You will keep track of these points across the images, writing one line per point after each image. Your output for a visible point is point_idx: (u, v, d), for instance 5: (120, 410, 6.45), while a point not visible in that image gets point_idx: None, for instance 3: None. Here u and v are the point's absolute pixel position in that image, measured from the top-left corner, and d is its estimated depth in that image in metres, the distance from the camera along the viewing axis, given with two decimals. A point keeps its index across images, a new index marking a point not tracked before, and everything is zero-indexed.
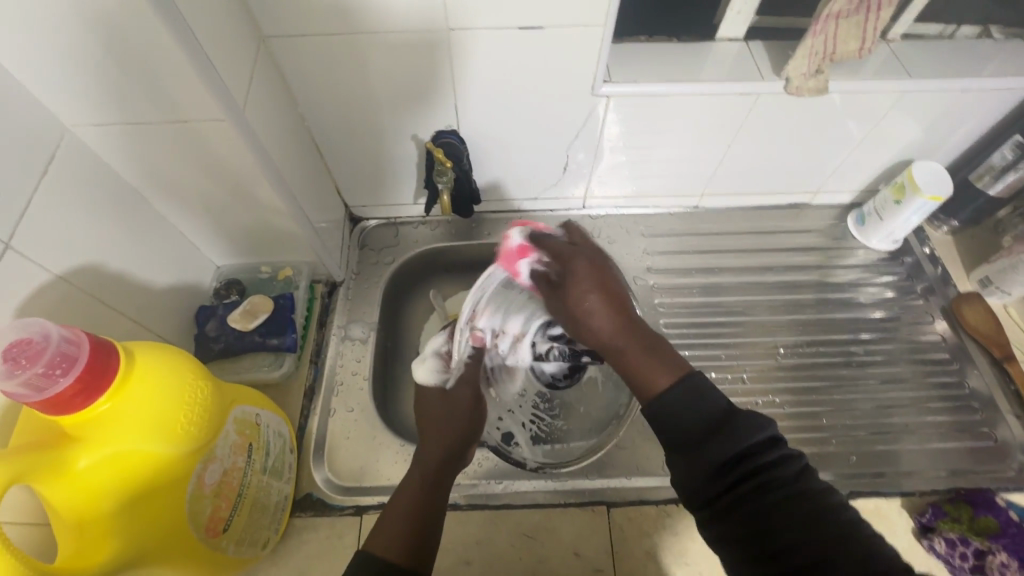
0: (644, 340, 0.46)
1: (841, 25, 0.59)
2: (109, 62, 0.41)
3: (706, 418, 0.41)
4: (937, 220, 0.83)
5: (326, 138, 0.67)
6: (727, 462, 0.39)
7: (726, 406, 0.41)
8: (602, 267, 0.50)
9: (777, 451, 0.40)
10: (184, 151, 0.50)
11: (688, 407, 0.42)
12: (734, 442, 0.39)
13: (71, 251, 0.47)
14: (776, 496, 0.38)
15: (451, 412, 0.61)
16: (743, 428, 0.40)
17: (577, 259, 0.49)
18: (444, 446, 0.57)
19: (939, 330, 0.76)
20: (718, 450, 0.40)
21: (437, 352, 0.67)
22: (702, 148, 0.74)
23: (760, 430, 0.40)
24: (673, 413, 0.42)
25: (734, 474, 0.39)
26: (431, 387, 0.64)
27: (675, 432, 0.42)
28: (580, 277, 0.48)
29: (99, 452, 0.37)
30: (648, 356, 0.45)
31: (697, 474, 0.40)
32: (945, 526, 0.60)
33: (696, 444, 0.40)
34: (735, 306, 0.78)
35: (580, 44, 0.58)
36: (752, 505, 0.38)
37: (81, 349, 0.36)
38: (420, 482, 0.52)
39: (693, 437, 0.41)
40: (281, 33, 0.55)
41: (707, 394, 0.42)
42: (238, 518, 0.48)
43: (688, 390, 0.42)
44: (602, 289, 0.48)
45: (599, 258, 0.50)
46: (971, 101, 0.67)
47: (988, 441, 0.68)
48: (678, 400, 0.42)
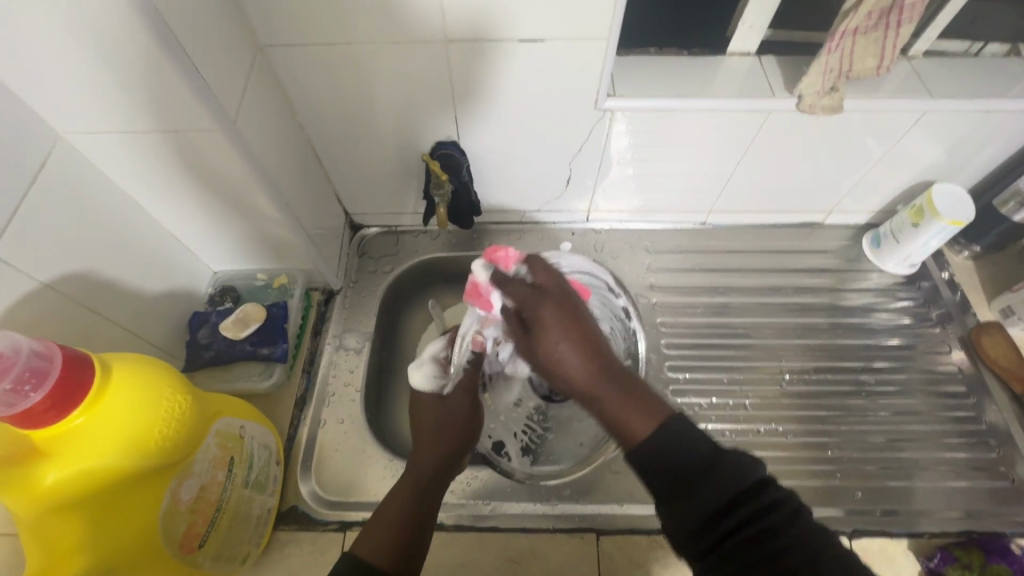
0: (622, 385, 0.40)
1: (858, 42, 0.56)
2: (97, 71, 0.41)
3: (691, 462, 0.37)
4: (958, 245, 0.79)
5: (326, 146, 0.67)
6: (712, 514, 0.35)
7: (712, 447, 0.37)
8: (564, 298, 0.44)
9: (767, 493, 0.36)
10: (177, 160, 0.50)
11: (674, 454, 0.37)
12: (720, 488, 0.36)
13: (58, 258, 0.47)
14: (768, 546, 0.34)
15: (447, 422, 0.58)
16: (729, 470, 0.36)
17: (546, 298, 0.44)
18: (436, 458, 0.55)
19: (956, 360, 0.73)
20: (700, 501, 0.36)
21: (434, 357, 0.64)
22: (710, 164, 0.72)
23: (745, 473, 0.36)
24: (655, 459, 0.37)
25: (724, 523, 0.35)
26: (426, 394, 0.61)
27: (659, 473, 0.37)
28: (546, 320, 0.42)
29: (68, 468, 0.37)
30: (624, 403, 0.39)
31: (682, 524, 0.36)
32: (953, 572, 0.57)
33: (683, 489, 0.36)
34: (741, 328, 0.76)
35: (582, 57, 0.56)
36: (743, 558, 0.34)
37: (52, 364, 0.36)
38: (411, 498, 0.51)
39: (677, 485, 0.37)
40: (278, 42, 0.54)
41: (690, 438, 0.38)
42: (217, 532, 0.48)
43: (669, 440, 0.37)
44: (571, 331, 0.41)
45: (568, 301, 0.44)
46: (996, 123, 0.64)
47: (1004, 481, 0.65)
48: (656, 454, 0.37)
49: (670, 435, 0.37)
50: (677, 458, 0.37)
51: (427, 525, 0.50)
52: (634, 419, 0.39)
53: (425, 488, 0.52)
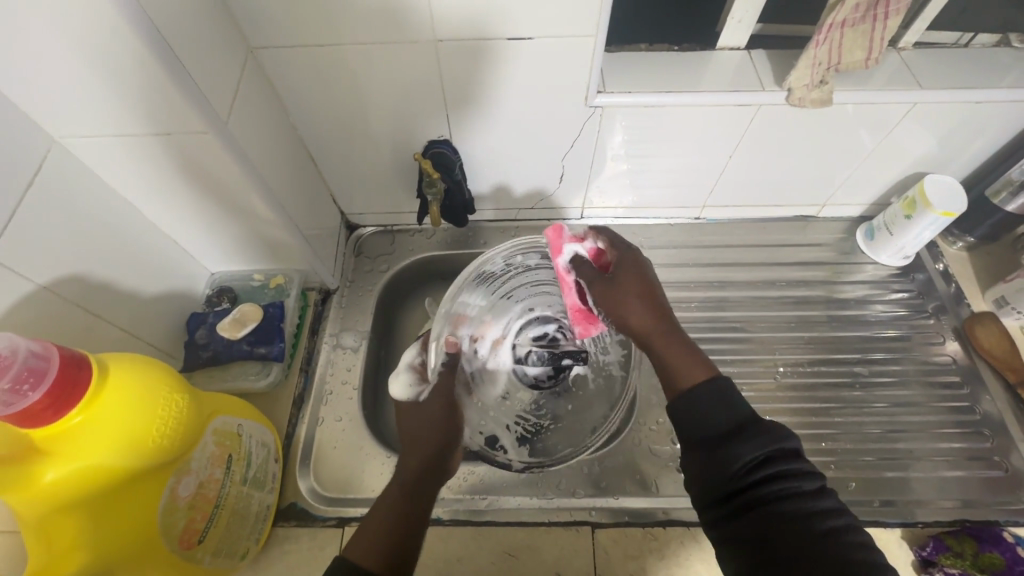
0: (681, 338, 0.47)
1: (846, 34, 0.56)
2: (88, 76, 0.42)
3: (727, 422, 0.41)
4: (951, 236, 0.79)
5: (320, 147, 0.68)
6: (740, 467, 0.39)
7: (750, 413, 0.41)
8: (647, 264, 0.52)
9: (796, 463, 0.39)
10: (172, 162, 0.51)
11: (716, 407, 0.42)
12: (755, 446, 0.39)
13: (55, 261, 0.48)
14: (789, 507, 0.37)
15: (426, 428, 0.57)
16: (765, 433, 0.40)
17: (626, 254, 0.52)
18: (420, 462, 0.54)
19: (950, 351, 0.73)
20: (732, 453, 0.40)
21: (410, 365, 0.62)
22: (702, 159, 0.72)
23: (778, 440, 0.40)
24: (698, 404, 0.42)
25: (749, 478, 0.39)
26: (405, 403, 0.59)
27: (697, 425, 0.42)
28: (625, 273, 0.51)
29: (68, 466, 0.38)
30: (683, 351, 0.46)
31: (708, 474, 0.40)
32: (946, 561, 0.57)
33: (714, 443, 0.41)
34: (736, 321, 0.76)
35: (572, 54, 0.57)
36: (762, 512, 0.38)
37: (50, 363, 0.37)
38: (398, 502, 0.50)
39: (711, 437, 0.41)
40: (268, 44, 0.55)
41: (729, 398, 0.42)
42: (216, 528, 0.49)
43: (714, 392, 0.42)
44: (643, 286, 0.50)
45: (644, 262, 0.52)
46: (986, 113, 0.64)
47: (998, 470, 0.65)
48: (701, 399, 0.42)
49: (719, 386, 0.43)
50: (711, 417, 0.42)
51: (418, 526, 0.49)
52: (686, 365, 0.45)
53: (413, 492, 0.51)
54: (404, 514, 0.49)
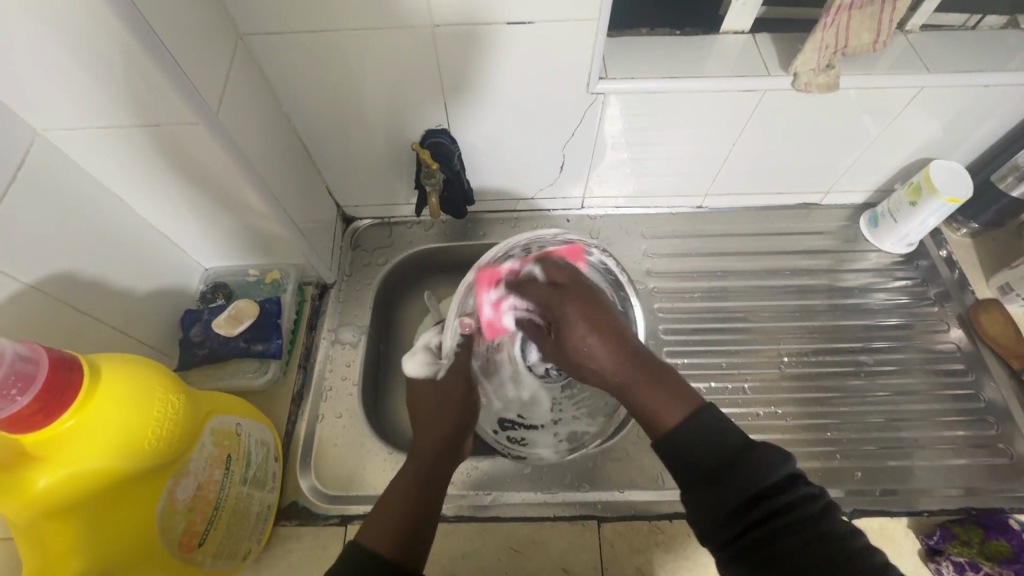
0: (651, 375, 0.47)
1: (854, 17, 0.55)
2: (70, 65, 0.40)
3: (726, 449, 0.41)
4: (956, 222, 0.78)
5: (314, 138, 0.66)
6: (745, 501, 0.38)
7: (742, 440, 0.41)
8: (592, 293, 0.54)
9: (795, 488, 0.39)
10: (161, 155, 0.49)
11: (703, 442, 0.42)
12: (759, 477, 0.39)
13: (41, 259, 0.46)
14: (801, 539, 0.37)
15: (441, 407, 0.59)
16: (766, 462, 0.39)
17: (567, 294, 0.54)
18: (437, 440, 0.56)
19: (955, 338, 0.73)
20: (736, 488, 0.39)
21: (428, 345, 0.66)
22: (705, 147, 0.71)
23: (778, 467, 0.39)
24: (686, 442, 0.42)
25: (756, 513, 0.38)
26: (422, 380, 0.63)
27: (691, 463, 0.42)
28: (570, 321, 0.52)
29: (59, 472, 0.36)
30: (653, 388, 0.46)
31: (714, 513, 0.39)
32: (953, 549, 0.57)
33: (714, 479, 0.40)
34: (738, 311, 0.75)
35: (574, 39, 0.55)
36: (773, 548, 0.37)
37: (39, 367, 0.36)
38: (413, 479, 0.51)
39: (710, 471, 0.40)
40: (259, 31, 0.53)
41: (720, 427, 0.42)
42: (216, 530, 0.48)
43: (701, 426, 0.43)
44: (596, 328, 0.51)
45: (588, 297, 0.54)
46: (994, 97, 0.63)
47: (1003, 458, 0.65)
48: (690, 435, 0.42)
49: (704, 422, 0.43)
50: (698, 445, 0.42)
51: (430, 512, 0.49)
52: (666, 406, 0.45)
53: (428, 468, 0.53)
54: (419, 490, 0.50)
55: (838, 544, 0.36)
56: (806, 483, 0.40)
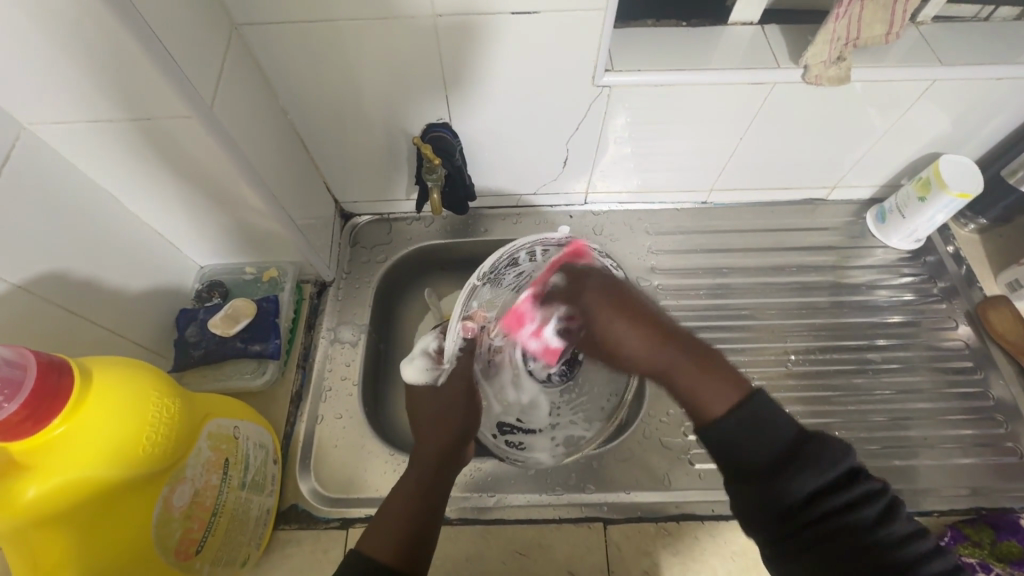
0: (694, 358, 0.44)
1: (867, 7, 0.53)
2: (56, 55, 0.38)
3: (776, 447, 0.38)
4: (964, 218, 0.78)
5: (312, 132, 0.64)
6: (800, 501, 0.37)
7: (795, 432, 0.39)
8: (613, 279, 0.53)
9: (852, 487, 0.37)
10: (154, 150, 0.47)
11: (750, 435, 0.39)
12: (815, 476, 0.37)
13: (29, 258, 0.45)
14: (856, 541, 0.35)
15: (443, 413, 0.57)
16: (822, 459, 0.37)
17: (589, 290, 0.51)
18: (438, 447, 0.54)
19: (963, 335, 0.72)
20: (789, 487, 0.37)
21: (426, 350, 0.62)
22: (711, 141, 0.69)
23: (836, 464, 0.37)
24: (734, 441, 0.39)
25: (810, 513, 0.37)
26: (421, 387, 0.60)
27: (734, 456, 0.39)
28: (599, 312, 0.50)
29: (50, 481, 0.35)
30: (699, 374, 0.43)
31: (764, 510, 0.38)
32: (964, 551, 0.57)
33: (765, 476, 0.38)
34: (743, 309, 0.74)
35: (580, 29, 0.54)
36: (828, 549, 0.36)
37: (26, 373, 0.34)
38: (415, 491, 0.49)
39: (761, 466, 0.38)
40: (255, 21, 0.51)
41: (769, 418, 0.39)
42: (215, 536, 0.47)
43: (749, 418, 0.40)
44: (625, 314, 0.48)
45: (610, 284, 0.52)
46: (1007, 90, 0.62)
47: (1012, 457, 0.64)
48: (734, 429, 0.40)
49: (751, 410, 0.40)
50: (745, 445, 0.39)
51: (434, 519, 0.48)
52: (711, 394, 0.42)
53: (429, 479, 0.51)
54: (422, 501, 0.49)
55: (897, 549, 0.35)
56: (865, 478, 0.38)
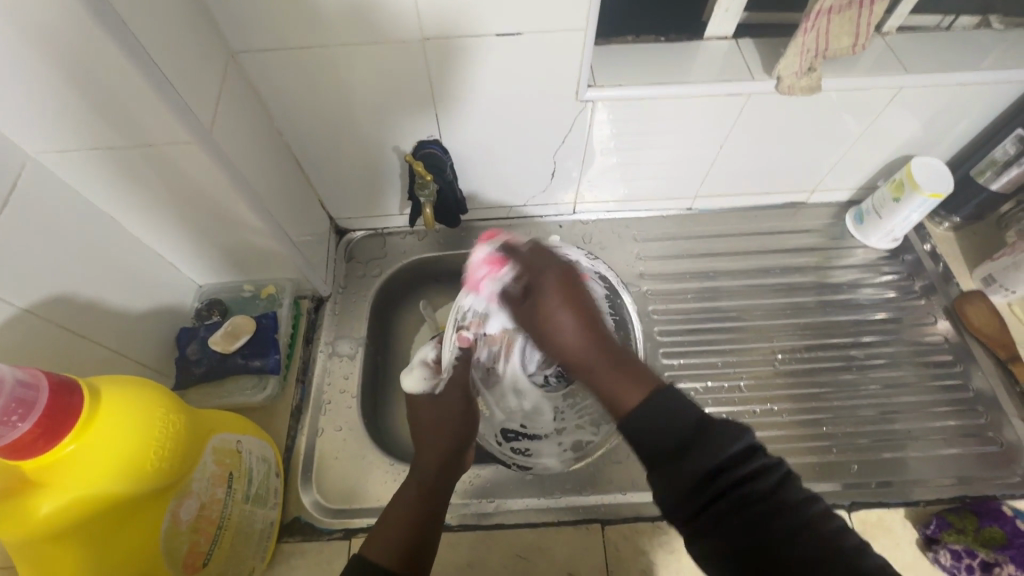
0: (612, 356, 0.49)
1: (833, 21, 0.56)
2: (63, 87, 0.40)
3: (681, 433, 0.40)
4: (938, 216, 0.80)
5: (306, 152, 0.66)
6: (705, 476, 0.38)
7: (698, 417, 0.41)
8: (569, 273, 0.57)
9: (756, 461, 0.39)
10: (155, 175, 0.49)
11: (659, 425, 0.42)
12: (715, 452, 0.39)
13: (34, 283, 0.46)
14: (753, 509, 0.37)
15: (441, 421, 0.59)
16: (720, 439, 0.39)
17: (548, 272, 0.56)
18: (438, 458, 0.56)
19: (942, 329, 0.74)
20: (695, 465, 0.39)
21: (423, 360, 0.64)
22: (693, 150, 0.72)
23: (736, 442, 0.39)
24: (643, 427, 0.42)
25: (714, 488, 0.38)
26: (422, 396, 0.61)
27: (651, 449, 0.41)
28: (550, 293, 0.55)
29: (63, 497, 0.36)
30: (615, 373, 0.48)
31: (676, 492, 0.39)
32: (950, 538, 0.59)
33: (673, 457, 0.40)
34: (731, 311, 0.77)
35: (562, 47, 0.56)
36: (729, 521, 0.37)
37: (39, 393, 0.35)
38: (413, 498, 0.52)
39: (668, 451, 0.40)
40: (249, 49, 0.53)
41: (673, 409, 0.42)
42: (221, 550, 0.48)
43: (655, 408, 0.43)
44: (569, 308, 0.54)
45: (566, 274, 0.56)
46: (969, 95, 0.65)
47: (994, 446, 0.66)
48: (645, 415, 0.43)
49: (662, 399, 0.43)
50: (657, 438, 0.41)
51: (434, 525, 0.50)
52: (627, 390, 0.46)
53: (429, 486, 0.53)
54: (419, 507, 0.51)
55: (791, 514, 0.37)
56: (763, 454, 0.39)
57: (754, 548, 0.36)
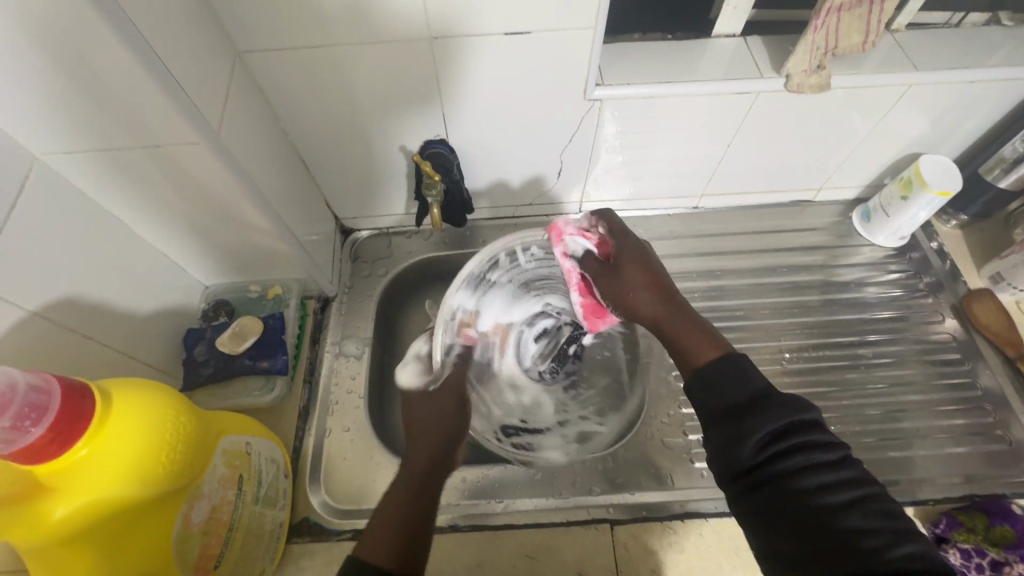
0: (690, 318, 0.51)
1: (843, 19, 0.56)
2: (71, 87, 0.39)
3: (744, 395, 0.42)
4: (945, 214, 0.80)
5: (312, 152, 0.66)
6: (755, 443, 0.40)
7: (765, 386, 0.42)
8: (650, 254, 0.56)
9: (817, 434, 0.40)
10: (163, 176, 0.49)
11: (736, 385, 0.43)
12: (772, 421, 0.40)
13: (41, 285, 0.45)
14: (792, 484, 0.38)
15: (434, 418, 0.58)
16: (783, 407, 0.40)
17: (630, 241, 0.56)
18: (427, 458, 0.54)
19: (949, 328, 0.74)
20: (746, 430, 0.40)
21: (417, 355, 0.64)
22: (701, 148, 0.71)
23: (794, 415, 0.40)
24: (718, 384, 0.43)
25: (762, 456, 0.39)
26: (412, 391, 0.61)
27: (716, 398, 0.43)
28: (630, 262, 0.56)
29: (75, 502, 0.36)
30: (696, 333, 0.49)
31: (730, 449, 0.40)
32: (960, 537, 0.58)
33: (733, 420, 0.41)
34: (737, 310, 0.76)
35: (571, 45, 0.56)
36: (767, 491, 0.39)
37: (51, 398, 0.35)
38: (404, 499, 0.49)
39: (725, 411, 0.42)
40: (257, 48, 0.53)
41: (747, 373, 0.43)
42: (232, 550, 0.48)
43: (730, 369, 0.44)
44: (649, 280, 0.54)
45: (645, 250, 0.56)
46: (978, 93, 0.64)
47: (1002, 444, 0.66)
48: (721, 373, 0.44)
49: (736, 364, 0.44)
50: (727, 390, 0.43)
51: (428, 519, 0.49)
52: (700, 350, 0.47)
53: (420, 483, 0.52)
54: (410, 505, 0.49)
55: (832, 496, 0.37)
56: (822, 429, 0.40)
57: (785, 521, 0.37)
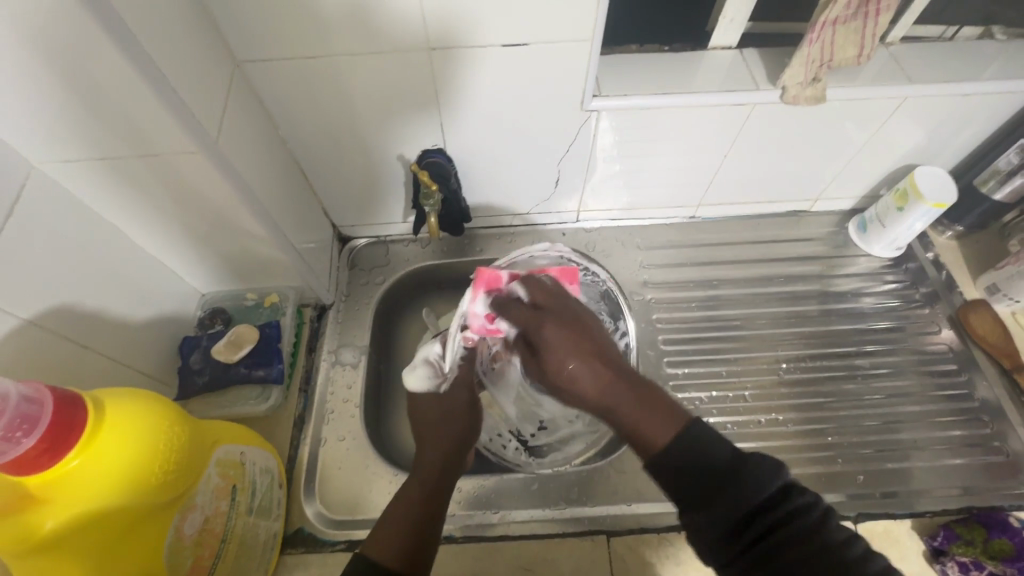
0: (634, 393, 0.45)
1: (838, 32, 0.57)
2: (69, 97, 0.40)
3: (717, 466, 0.39)
4: (941, 225, 0.81)
5: (311, 161, 0.66)
6: (745, 515, 0.37)
7: (734, 452, 0.39)
8: (575, 313, 0.52)
9: (795, 499, 0.37)
10: (160, 184, 0.49)
11: (696, 456, 0.40)
12: (751, 491, 0.37)
13: (37, 294, 0.45)
14: (799, 553, 0.35)
15: (447, 417, 0.59)
16: (757, 477, 0.37)
17: (547, 324, 0.50)
18: (438, 456, 0.55)
19: (946, 338, 0.74)
20: (734, 501, 0.37)
21: (427, 358, 0.63)
22: (699, 158, 0.72)
23: (772, 480, 0.37)
24: (680, 455, 0.40)
25: (756, 527, 0.36)
26: (423, 396, 0.62)
27: (692, 475, 0.39)
28: (558, 345, 0.49)
29: (68, 513, 0.36)
30: (641, 408, 0.44)
31: (714, 532, 0.37)
32: (957, 550, 0.58)
33: (711, 492, 0.38)
34: (734, 320, 0.76)
35: (569, 58, 0.56)
36: (767, 569, 0.35)
37: (43, 408, 0.35)
38: (418, 495, 0.50)
39: (701, 488, 0.38)
40: (256, 58, 0.53)
41: (708, 440, 0.41)
42: (224, 562, 0.47)
43: (688, 441, 0.41)
44: (579, 351, 0.48)
45: (569, 318, 0.51)
46: (973, 105, 0.65)
47: (1000, 456, 0.66)
48: (682, 450, 0.40)
49: (694, 434, 0.41)
50: (706, 454, 0.40)
51: (435, 522, 0.48)
52: (653, 424, 0.43)
53: (429, 483, 0.52)
54: (421, 506, 0.49)
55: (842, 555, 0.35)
56: (802, 491, 0.38)
57: None
